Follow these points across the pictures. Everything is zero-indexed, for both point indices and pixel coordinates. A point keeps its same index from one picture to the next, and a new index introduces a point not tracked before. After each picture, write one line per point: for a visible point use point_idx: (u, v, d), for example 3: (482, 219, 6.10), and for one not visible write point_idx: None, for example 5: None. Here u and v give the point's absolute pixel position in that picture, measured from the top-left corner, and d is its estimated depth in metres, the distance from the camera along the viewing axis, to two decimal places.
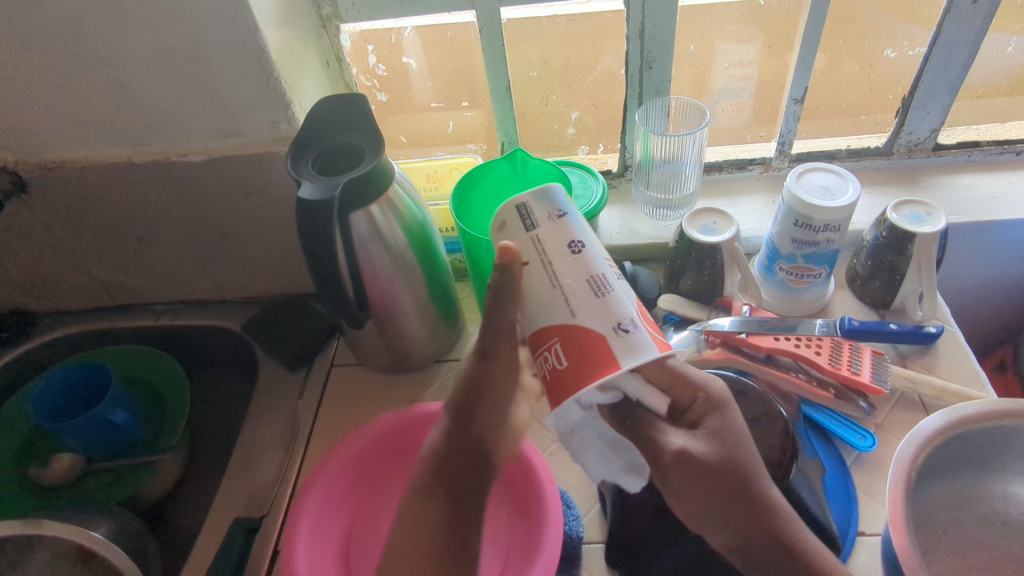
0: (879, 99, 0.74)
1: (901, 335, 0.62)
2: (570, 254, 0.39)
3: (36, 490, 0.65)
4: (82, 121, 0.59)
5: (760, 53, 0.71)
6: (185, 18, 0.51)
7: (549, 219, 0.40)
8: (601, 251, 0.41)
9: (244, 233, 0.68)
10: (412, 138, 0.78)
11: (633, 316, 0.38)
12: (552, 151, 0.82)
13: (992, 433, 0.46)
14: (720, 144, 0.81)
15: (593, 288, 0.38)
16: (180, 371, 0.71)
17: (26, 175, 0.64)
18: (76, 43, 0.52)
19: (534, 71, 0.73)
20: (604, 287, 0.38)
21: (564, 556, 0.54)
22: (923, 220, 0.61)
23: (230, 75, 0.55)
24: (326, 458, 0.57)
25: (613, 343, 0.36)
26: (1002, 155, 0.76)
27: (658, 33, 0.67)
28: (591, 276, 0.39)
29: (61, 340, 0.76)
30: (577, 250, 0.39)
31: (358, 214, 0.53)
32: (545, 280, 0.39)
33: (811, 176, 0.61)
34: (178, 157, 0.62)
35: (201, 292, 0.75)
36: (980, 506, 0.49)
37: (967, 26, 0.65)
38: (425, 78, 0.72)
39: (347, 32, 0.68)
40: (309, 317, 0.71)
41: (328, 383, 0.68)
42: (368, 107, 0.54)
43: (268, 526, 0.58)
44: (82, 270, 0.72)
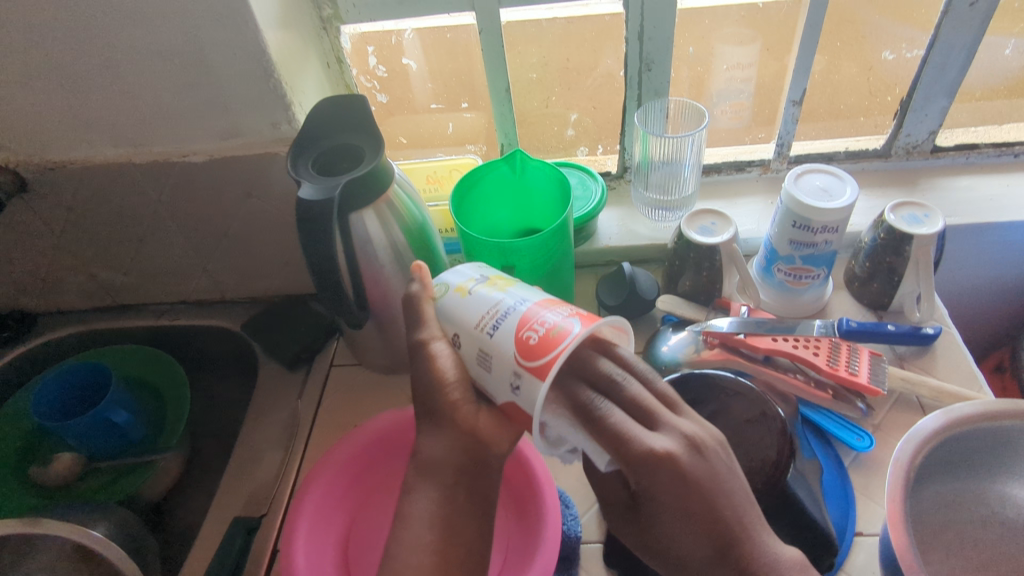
0: (877, 101, 0.74)
1: (900, 336, 0.63)
2: (458, 353, 0.43)
3: (35, 490, 0.65)
4: (83, 122, 0.59)
5: (760, 55, 0.71)
6: (186, 19, 0.51)
7: (433, 323, 0.44)
8: (479, 309, 0.42)
9: (244, 233, 0.69)
10: (412, 139, 0.79)
11: (514, 366, 0.38)
12: (551, 153, 0.82)
13: (990, 434, 0.47)
14: (719, 146, 0.81)
15: (483, 368, 0.40)
16: (179, 370, 0.71)
17: (27, 175, 0.64)
18: (77, 44, 0.53)
19: (533, 73, 0.73)
20: (488, 359, 0.40)
21: (563, 556, 0.54)
22: (920, 221, 0.61)
23: (231, 76, 0.55)
24: (327, 455, 0.58)
25: (516, 352, 0.38)
26: (1000, 157, 0.76)
27: (657, 35, 0.67)
28: (477, 354, 0.41)
29: (61, 340, 0.76)
30: (459, 345, 0.42)
31: (358, 214, 0.53)
32: (457, 325, 0.43)
33: (808, 178, 0.61)
34: (178, 157, 0.62)
35: (201, 292, 0.75)
36: (978, 507, 0.49)
37: (965, 29, 0.65)
38: (425, 79, 0.73)
39: (347, 33, 0.69)
40: (309, 317, 0.71)
41: (328, 383, 0.69)
42: (367, 108, 0.54)
43: (268, 525, 0.58)
44: (83, 271, 0.73)
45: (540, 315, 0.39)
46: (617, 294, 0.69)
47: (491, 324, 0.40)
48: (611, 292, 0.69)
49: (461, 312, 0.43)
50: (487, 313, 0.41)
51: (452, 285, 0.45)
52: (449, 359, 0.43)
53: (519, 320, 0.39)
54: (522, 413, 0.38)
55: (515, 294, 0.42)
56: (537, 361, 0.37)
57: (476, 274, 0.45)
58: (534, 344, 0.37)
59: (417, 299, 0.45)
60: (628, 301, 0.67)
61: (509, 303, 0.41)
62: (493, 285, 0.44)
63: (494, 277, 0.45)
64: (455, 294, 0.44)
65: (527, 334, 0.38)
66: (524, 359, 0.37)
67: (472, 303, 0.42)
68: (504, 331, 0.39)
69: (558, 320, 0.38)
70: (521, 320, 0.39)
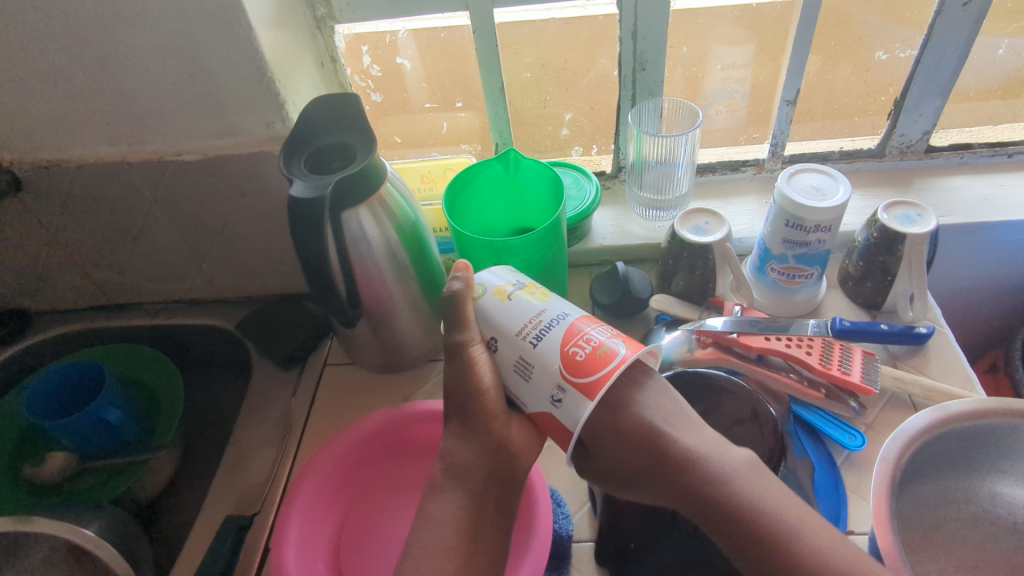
0: (872, 102, 0.74)
1: (893, 335, 0.62)
2: (495, 357, 0.44)
3: (29, 489, 0.65)
4: (77, 120, 0.59)
5: (754, 55, 0.71)
6: (179, 18, 0.51)
7: (472, 324, 0.45)
8: (520, 317, 0.43)
9: (238, 232, 0.69)
10: (407, 139, 0.79)
11: (559, 379, 0.39)
12: (547, 153, 0.83)
13: (978, 432, 0.47)
14: (713, 146, 0.81)
15: (522, 375, 0.42)
16: (174, 369, 0.71)
17: (22, 174, 0.64)
18: (71, 43, 0.53)
19: (528, 73, 0.73)
20: (529, 368, 0.41)
21: (554, 555, 0.54)
22: (913, 220, 0.61)
23: (224, 75, 0.56)
24: (311, 461, 0.57)
25: (564, 371, 0.39)
26: (994, 157, 0.76)
27: (651, 35, 0.67)
28: (517, 361, 0.42)
29: (56, 339, 0.76)
30: (495, 348, 0.43)
31: (350, 212, 0.53)
32: (495, 328, 0.43)
33: (802, 177, 0.61)
34: (173, 156, 0.63)
35: (196, 291, 0.76)
36: (968, 505, 0.49)
37: (959, 29, 0.65)
38: (420, 79, 0.73)
39: (342, 33, 0.69)
40: (302, 316, 0.71)
41: (321, 382, 0.69)
42: (361, 107, 0.54)
43: (260, 524, 0.58)
44: (77, 269, 0.73)
45: (586, 331, 0.41)
46: (611, 293, 0.69)
47: (534, 335, 0.41)
48: (605, 291, 0.69)
49: (499, 317, 0.43)
50: (530, 323, 0.42)
51: (490, 289, 0.45)
52: (483, 361, 0.44)
53: (563, 335, 0.41)
54: (560, 425, 0.40)
55: (554, 304, 0.44)
56: (586, 379, 0.38)
57: (514, 281, 0.46)
58: (581, 362, 0.39)
59: (451, 301, 0.45)
60: (622, 300, 0.67)
61: (553, 313, 0.42)
62: (529, 294, 0.44)
63: (530, 285, 0.46)
64: (494, 298, 0.44)
65: (574, 350, 0.40)
66: (570, 374, 0.39)
67: (512, 311, 0.43)
68: (548, 346, 0.40)
69: (601, 340, 0.40)
70: (569, 338, 0.40)
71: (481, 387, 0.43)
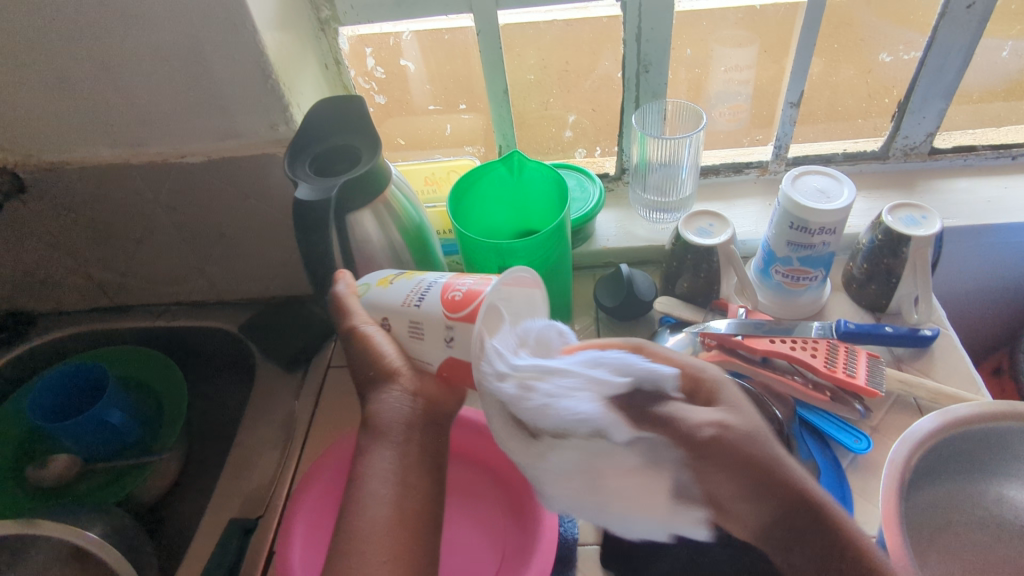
0: (876, 104, 0.74)
1: (897, 337, 0.62)
2: (390, 334, 0.46)
3: (33, 491, 0.65)
4: (81, 123, 0.59)
5: (757, 57, 0.71)
6: (184, 21, 0.51)
7: (360, 311, 0.48)
8: (401, 293, 0.46)
9: (241, 234, 0.69)
10: (410, 140, 0.79)
11: (445, 321, 0.43)
12: (550, 154, 0.82)
13: (985, 435, 0.47)
14: (717, 147, 0.81)
15: (417, 337, 0.45)
16: (177, 371, 0.71)
17: (25, 176, 0.64)
18: (75, 44, 0.53)
19: (531, 75, 0.73)
20: (422, 324, 0.44)
21: (559, 558, 0.54)
22: (918, 223, 0.61)
23: (228, 77, 0.55)
24: (320, 459, 0.57)
25: (449, 313, 0.42)
26: (998, 159, 0.76)
27: (655, 37, 0.67)
28: (409, 327, 0.45)
29: (58, 342, 0.76)
30: (388, 325, 0.46)
31: (356, 215, 0.53)
32: (382, 309, 0.46)
33: (806, 180, 0.61)
34: (176, 158, 0.63)
35: (199, 293, 0.75)
36: (976, 509, 0.49)
37: (963, 31, 0.65)
38: (423, 81, 0.73)
39: (346, 35, 0.69)
40: (306, 318, 0.71)
41: (325, 385, 0.68)
42: (365, 109, 0.54)
43: (264, 527, 0.58)
44: (81, 271, 0.73)
45: (458, 281, 0.44)
46: (615, 296, 0.69)
47: (416, 298, 0.45)
48: (609, 293, 0.70)
49: (388, 297, 0.47)
50: (413, 291, 0.46)
51: (377, 280, 0.50)
52: (382, 338, 0.46)
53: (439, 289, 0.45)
54: (461, 360, 0.43)
55: (430, 274, 0.48)
56: (463, 310, 0.42)
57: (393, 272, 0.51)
58: (458, 299, 0.42)
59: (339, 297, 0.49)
60: (625, 303, 0.67)
61: (429, 280, 0.46)
62: (407, 278, 0.49)
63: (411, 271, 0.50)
64: (382, 284, 0.49)
65: (453, 291, 0.43)
66: (452, 311, 0.42)
67: (394, 290, 0.47)
68: (433, 300, 0.44)
69: (463, 281, 0.44)
70: (448, 288, 0.44)
71: (384, 356, 0.45)
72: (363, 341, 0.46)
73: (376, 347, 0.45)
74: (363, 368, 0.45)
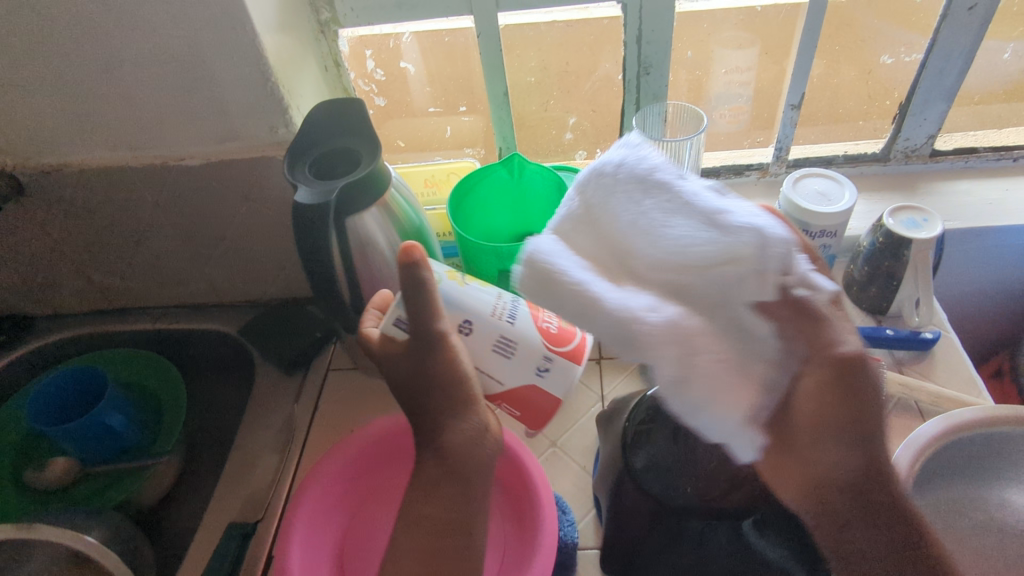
0: (876, 105, 0.74)
1: (897, 340, 0.63)
2: (465, 339, 0.46)
3: (33, 495, 0.65)
4: (80, 125, 0.59)
5: (758, 59, 0.71)
6: (184, 24, 0.51)
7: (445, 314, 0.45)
8: (485, 302, 0.47)
9: (241, 237, 0.68)
10: (410, 143, 0.78)
11: (545, 351, 0.46)
12: (550, 156, 0.82)
13: (990, 439, 0.47)
14: (717, 149, 0.81)
15: (503, 353, 0.46)
16: (176, 373, 0.71)
17: (24, 179, 0.64)
18: (74, 47, 0.53)
19: (531, 77, 0.73)
20: (510, 344, 0.46)
21: (559, 562, 0.53)
22: (919, 225, 0.61)
23: (228, 80, 0.55)
24: (323, 461, 0.57)
25: (547, 343, 0.47)
26: (999, 161, 0.76)
27: (655, 38, 0.67)
28: (496, 341, 0.46)
29: (57, 345, 0.76)
30: (467, 332, 0.46)
31: (355, 218, 0.53)
32: (469, 314, 0.46)
33: (807, 182, 0.61)
34: (175, 161, 0.62)
35: (199, 296, 0.75)
36: (978, 512, 0.48)
37: (964, 33, 0.65)
38: (423, 83, 0.73)
39: (346, 37, 0.69)
40: (306, 321, 0.71)
41: (325, 388, 0.68)
42: (365, 112, 0.54)
43: (263, 531, 0.58)
44: (79, 274, 0.73)
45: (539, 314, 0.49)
46: None
47: (509, 314, 0.47)
48: None
49: (467, 302, 0.46)
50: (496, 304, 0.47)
51: (441, 272, 0.47)
52: (460, 346, 0.45)
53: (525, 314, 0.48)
54: (537, 397, 0.47)
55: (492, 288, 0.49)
56: (568, 348, 0.47)
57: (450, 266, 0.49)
58: (555, 334, 0.47)
59: (420, 278, 0.42)
60: None
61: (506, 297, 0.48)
62: (466, 281, 0.48)
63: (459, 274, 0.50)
64: (450, 281, 0.47)
65: (546, 325, 0.47)
66: (553, 347, 0.47)
67: (475, 296, 0.47)
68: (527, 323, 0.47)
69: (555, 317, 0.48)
70: (537, 314, 0.48)
71: (466, 377, 0.44)
72: (445, 344, 0.43)
73: (457, 355, 0.44)
74: (444, 374, 0.43)
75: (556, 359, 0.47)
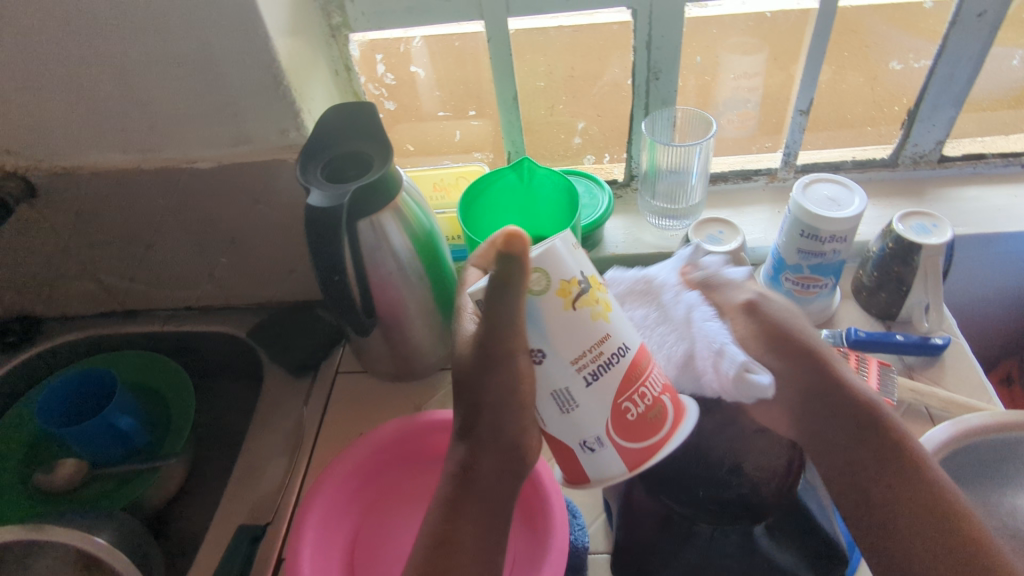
0: (884, 111, 0.74)
1: (908, 345, 0.63)
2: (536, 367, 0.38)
3: (40, 496, 0.65)
4: (93, 127, 0.59)
5: (766, 65, 0.71)
6: (197, 27, 0.52)
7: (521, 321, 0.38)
8: (583, 341, 0.37)
9: (251, 240, 0.69)
10: (419, 147, 0.79)
11: (601, 431, 0.39)
12: (558, 161, 0.82)
13: (997, 446, 0.48)
14: (725, 154, 0.81)
15: (558, 404, 0.39)
16: (184, 376, 0.71)
17: (36, 181, 0.64)
18: (88, 50, 0.53)
19: (541, 81, 0.73)
20: (573, 399, 0.38)
21: (570, 566, 0.53)
22: (929, 231, 0.61)
23: (240, 83, 0.56)
24: (341, 455, 0.58)
25: (614, 427, 0.39)
26: (1007, 167, 0.76)
27: (665, 44, 0.68)
28: (558, 391, 0.38)
29: (65, 346, 0.76)
30: (538, 360, 0.38)
31: (367, 220, 0.53)
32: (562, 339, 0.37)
33: (817, 187, 0.61)
34: (187, 164, 0.63)
35: (208, 299, 0.75)
36: (987, 519, 0.47)
37: (972, 39, 0.66)
38: (433, 87, 0.73)
39: (356, 41, 0.69)
40: (315, 324, 0.71)
41: (333, 391, 0.68)
42: (377, 115, 0.54)
43: (272, 534, 0.58)
44: (89, 276, 0.73)
45: (642, 383, 0.40)
46: None
47: (597, 373, 0.38)
48: None
49: (556, 327, 0.37)
50: (590, 354, 0.38)
51: (554, 284, 0.37)
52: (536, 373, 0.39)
53: (621, 381, 0.39)
54: (580, 463, 0.41)
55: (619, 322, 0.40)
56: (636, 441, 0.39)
57: (579, 275, 0.37)
58: (632, 422, 0.39)
59: (512, 274, 0.37)
60: None
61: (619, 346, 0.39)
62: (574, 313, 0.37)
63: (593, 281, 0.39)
64: (556, 300, 0.37)
65: (626, 409, 0.39)
66: (620, 434, 0.39)
67: (574, 328, 0.37)
68: (606, 389, 0.38)
69: (657, 398, 0.40)
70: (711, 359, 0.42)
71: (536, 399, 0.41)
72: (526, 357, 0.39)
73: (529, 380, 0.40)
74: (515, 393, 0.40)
75: (615, 452, 0.39)
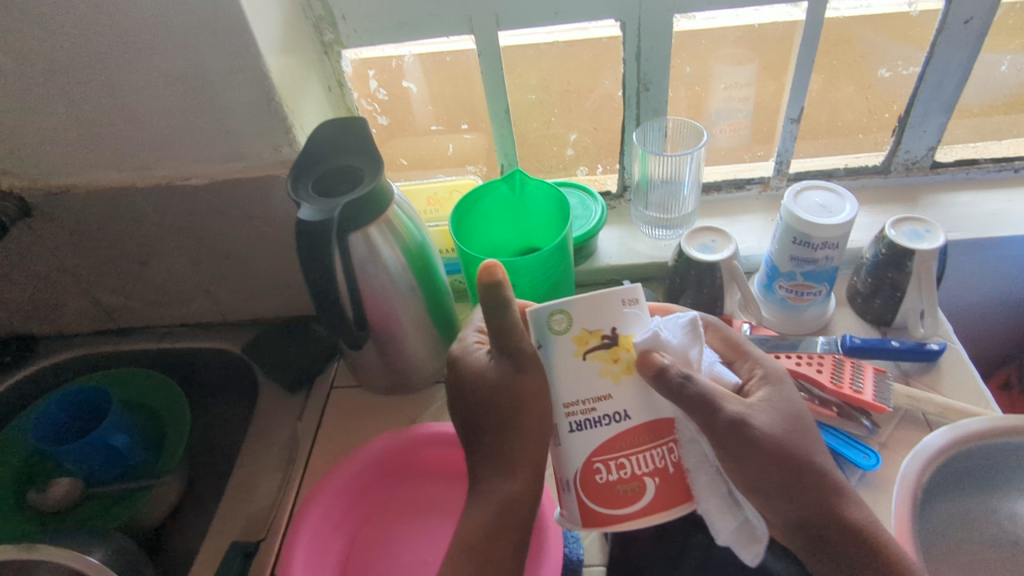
0: (876, 119, 0.75)
1: (903, 352, 0.62)
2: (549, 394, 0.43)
3: (32, 516, 0.65)
4: (88, 146, 0.60)
5: (757, 75, 0.72)
6: (189, 46, 0.52)
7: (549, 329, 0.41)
8: (578, 389, 0.41)
9: (246, 255, 0.69)
10: (413, 161, 0.79)
11: (571, 476, 0.42)
12: (552, 173, 0.83)
13: (993, 452, 0.48)
14: (718, 164, 0.81)
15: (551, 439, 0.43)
16: (179, 394, 0.71)
17: (31, 200, 0.64)
18: (82, 70, 0.54)
19: (533, 95, 0.74)
20: (558, 436, 0.42)
21: None
22: (921, 237, 0.61)
23: (232, 100, 0.56)
24: (328, 475, 0.57)
25: (588, 502, 0.41)
26: (1000, 172, 0.76)
27: (654, 56, 0.68)
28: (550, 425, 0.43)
29: (60, 365, 0.76)
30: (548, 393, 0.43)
31: (358, 233, 0.53)
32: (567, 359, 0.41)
33: (808, 194, 0.61)
34: (181, 181, 0.63)
35: (205, 314, 0.76)
36: (989, 526, 0.48)
37: (960, 46, 0.66)
38: (426, 102, 0.73)
39: (349, 58, 0.70)
40: (310, 338, 0.71)
41: (328, 405, 0.68)
42: (368, 130, 0.55)
43: (266, 550, 0.58)
44: (85, 293, 0.73)
45: (628, 454, 0.40)
46: None
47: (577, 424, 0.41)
48: None
49: (569, 371, 0.41)
50: (583, 405, 0.41)
51: (573, 330, 0.40)
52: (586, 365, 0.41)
53: (599, 446, 0.41)
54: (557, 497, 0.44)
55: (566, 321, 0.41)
56: (600, 506, 0.41)
57: (604, 330, 0.40)
58: (598, 484, 0.40)
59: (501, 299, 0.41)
60: None
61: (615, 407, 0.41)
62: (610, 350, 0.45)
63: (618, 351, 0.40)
64: (570, 345, 0.41)
65: (597, 470, 0.41)
66: (590, 496, 0.41)
67: (570, 373, 0.41)
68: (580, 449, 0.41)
69: (640, 475, 0.40)
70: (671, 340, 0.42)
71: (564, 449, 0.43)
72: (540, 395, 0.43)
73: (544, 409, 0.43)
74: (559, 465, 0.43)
75: (584, 512, 0.41)
